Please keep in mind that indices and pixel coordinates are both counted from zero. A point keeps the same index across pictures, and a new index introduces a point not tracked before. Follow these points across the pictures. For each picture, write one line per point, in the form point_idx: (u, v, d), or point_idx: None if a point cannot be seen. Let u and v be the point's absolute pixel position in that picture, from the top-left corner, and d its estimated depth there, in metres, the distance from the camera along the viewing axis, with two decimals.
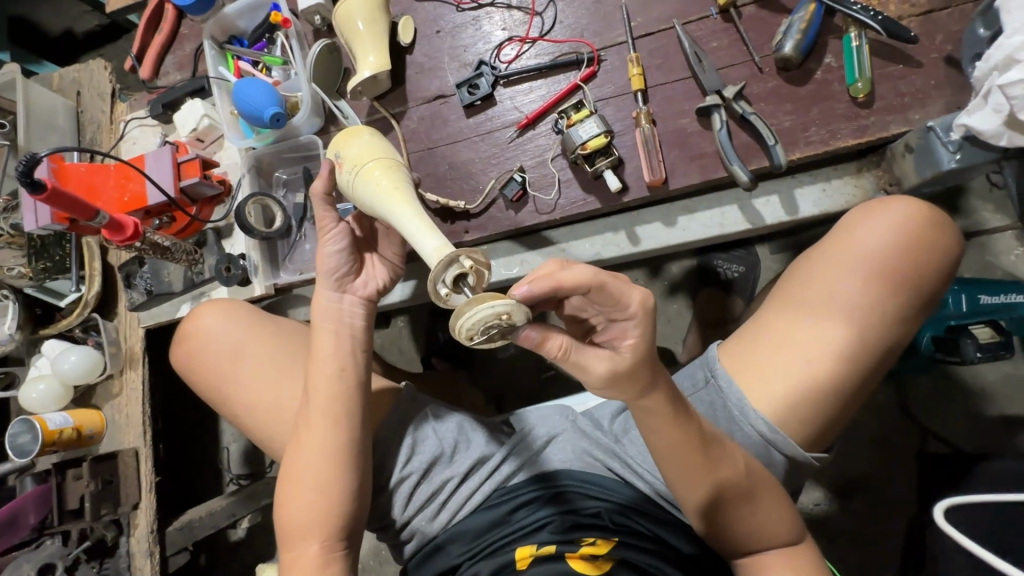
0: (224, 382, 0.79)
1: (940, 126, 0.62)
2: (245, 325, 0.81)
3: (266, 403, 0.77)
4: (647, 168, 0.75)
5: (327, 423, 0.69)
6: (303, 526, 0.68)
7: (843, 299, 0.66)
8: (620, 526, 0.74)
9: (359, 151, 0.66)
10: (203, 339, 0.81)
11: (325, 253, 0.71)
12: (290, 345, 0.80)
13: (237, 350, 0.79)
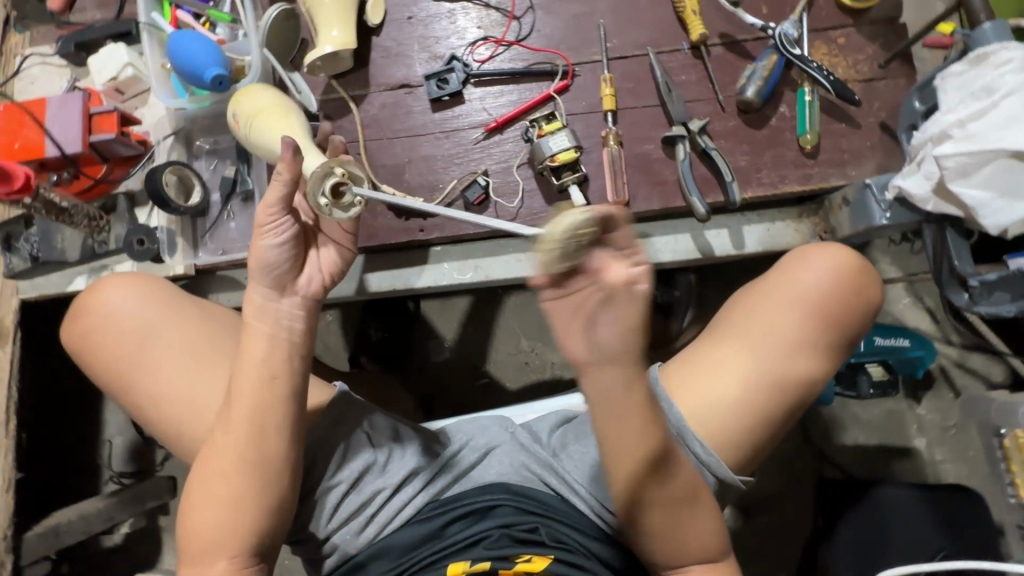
0: (127, 370, 0.69)
1: (876, 184, 0.67)
2: (160, 308, 0.71)
3: (175, 400, 0.69)
4: (612, 189, 0.76)
5: (250, 435, 0.63)
6: (209, 539, 0.63)
7: (780, 333, 0.70)
8: (556, 543, 0.73)
9: (257, 105, 0.71)
10: (108, 318, 0.71)
11: (262, 247, 0.66)
12: (209, 337, 0.71)
13: (146, 338, 0.70)
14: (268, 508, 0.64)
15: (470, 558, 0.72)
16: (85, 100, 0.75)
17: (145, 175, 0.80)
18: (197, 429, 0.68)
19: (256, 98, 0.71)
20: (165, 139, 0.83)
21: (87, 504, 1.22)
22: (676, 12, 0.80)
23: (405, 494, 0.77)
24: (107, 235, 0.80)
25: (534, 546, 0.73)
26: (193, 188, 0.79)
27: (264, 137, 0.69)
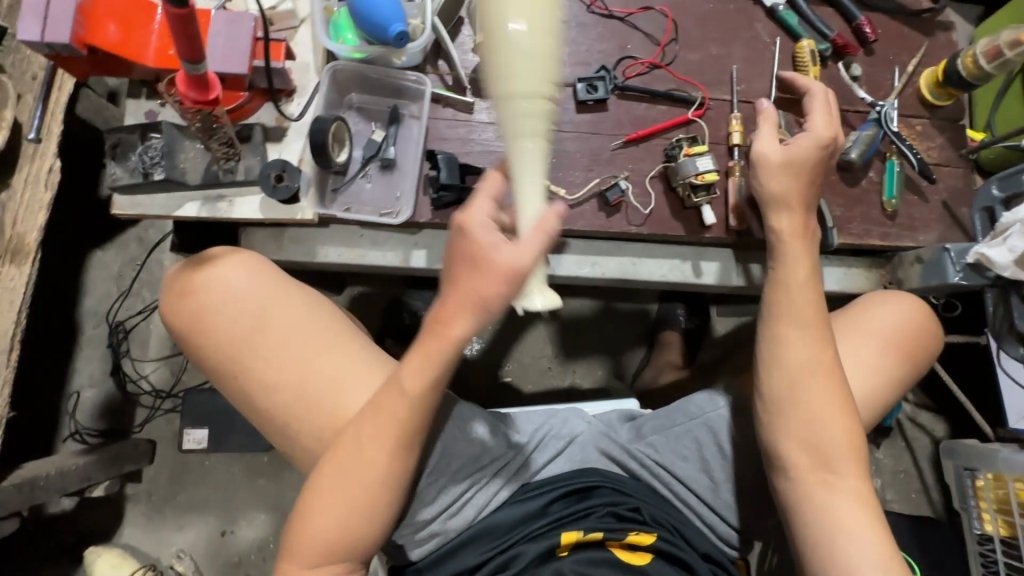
0: (238, 351, 0.68)
1: (954, 250, 0.81)
2: (274, 290, 0.71)
3: (289, 388, 0.68)
4: (738, 213, 0.84)
5: (379, 440, 0.61)
6: (334, 539, 0.62)
7: (865, 358, 0.82)
8: (657, 521, 0.77)
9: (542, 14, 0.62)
10: (221, 295, 0.69)
11: (477, 268, 0.55)
12: (323, 325, 0.71)
13: (264, 322, 0.69)
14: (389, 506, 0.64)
15: (581, 529, 0.73)
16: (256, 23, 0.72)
17: (284, 112, 0.78)
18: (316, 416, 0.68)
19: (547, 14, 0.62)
20: (310, 80, 0.80)
21: (68, 460, 1.10)
22: (798, 73, 0.91)
23: (501, 475, 0.78)
24: (235, 164, 0.75)
25: (639, 523, 0.75)
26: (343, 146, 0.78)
27: (523, 84, 0.60)
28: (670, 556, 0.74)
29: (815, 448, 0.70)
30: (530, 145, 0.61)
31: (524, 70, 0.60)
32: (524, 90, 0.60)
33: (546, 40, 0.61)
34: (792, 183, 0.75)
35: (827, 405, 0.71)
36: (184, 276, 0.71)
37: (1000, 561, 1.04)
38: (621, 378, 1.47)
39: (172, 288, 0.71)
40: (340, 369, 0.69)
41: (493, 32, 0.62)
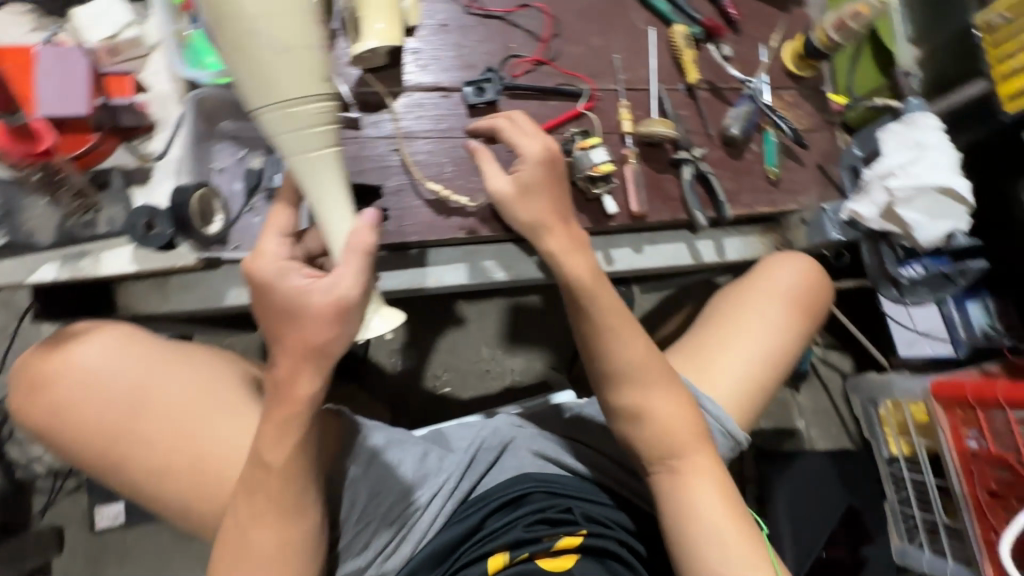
0: (117, 436, 0.62)
1: (831, 209, 0.89)
2: (156, 361, 0.65)
3: (183, 465, 0.63)
4: (636, 200, 0.87)
5: (280, 511, 0.62)
6: None
7: (764, 322, 0.88)
8: (589, 519, 0.78)
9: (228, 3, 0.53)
10: (84, 383, 0.62)
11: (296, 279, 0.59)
12: (215, 393, 0.66)
13: (141, 404, 0.63)
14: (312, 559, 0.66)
15: (508, 549, 0.73)
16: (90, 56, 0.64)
17: (146, 151, 0.70)
18: (221, 488, 0.64)
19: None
20: (169, 112, 0.72)
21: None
22: (676, 57, 0.95)
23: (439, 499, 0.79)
24: (95, 215, 0.67)
25: (567, 525, 0.76)
26: (215, 216, 0.72)
27: (300, 101, 0.56)
28: (598, 552, 0.76)
29: (662, 445, 0.73)
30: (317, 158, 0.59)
31: (287, 81, 0.55)
32: (297, 106, 0.56)
33: (305, 36, 0.55)
34: (544, 205, 0.72)
35: (669, 404, 0.74)
36: (34, 368, 0.63)
37: (906, 476, 1.16)
38: (559, 368, 1.49)
39: (24, 383, 0.64)
40: (241, 435, 0.65)
41: (258, 58, 0.54)
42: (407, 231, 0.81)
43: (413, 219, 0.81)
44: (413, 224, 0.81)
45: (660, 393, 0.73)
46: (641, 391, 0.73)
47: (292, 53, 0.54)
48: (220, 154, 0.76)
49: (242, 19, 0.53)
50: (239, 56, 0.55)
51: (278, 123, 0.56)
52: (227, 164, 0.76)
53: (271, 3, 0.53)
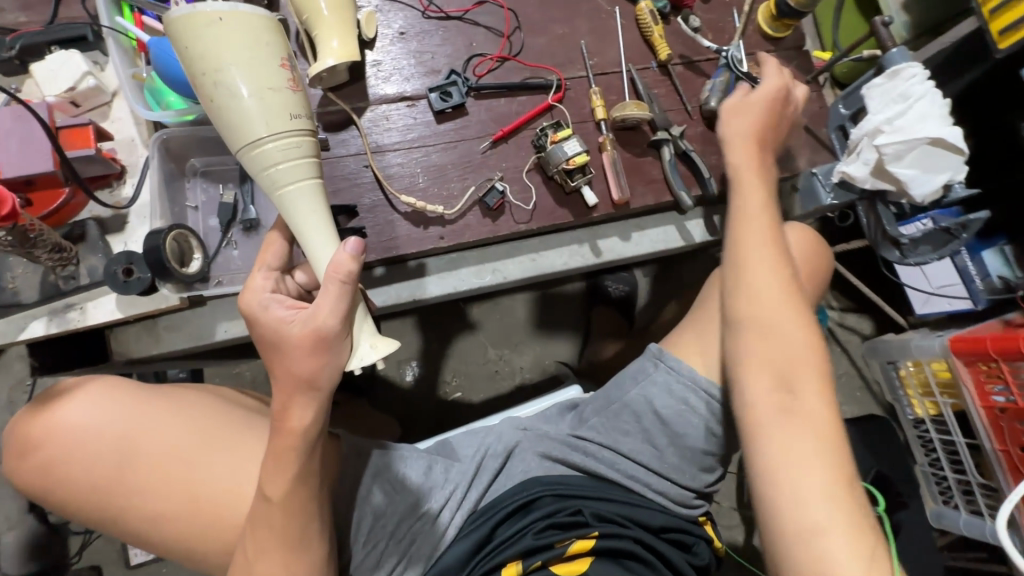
0: (107, 482, 0.63)
1: (822, 173, 0.85)
2: (142, 408, 0.66)
3: (178, 507, 0.64)
4: (617, 187, 0.84)
5: (280, 546, 0.61)
6: None
7: None
8: (599, 519, 0.77)
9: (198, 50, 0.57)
10: (78, 435, 0.64)
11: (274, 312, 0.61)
12: (207, 433, 0.67)
13: (132, 450, 0.64)
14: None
15: (521, 558, 0.73)
16: (49, 112, 0.65)
17: (119, 198, 0.71)
18: (219, 523, 0.65)
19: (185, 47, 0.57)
20: (137, 157, 0.73)
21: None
22: (645, 35, 0.92)
23: (446, 514, 0.79)
24: (75, 268, 0.68)
25: (578, 528, 0.75)
26: (192, 257, 0.72)
27: (275, 140, 0.59)
28: (612, 554, 0.75)
29: (779, 372, 0.69)
30: (296, 195, 0.61)
31: (257, 122, 0.57)
32: (272, 144, 0.58)
33: (270, 80, 0.58)
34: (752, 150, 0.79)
35: (797, 339, 0.71)
36: (27, 425, 0.65)
37: (935, 438, 1.12)
38: (568, 361, 1.48)
39: (17, 441, 0.65)
40: (235, 472, 0.66)
41: (230, 103, 0.57)
42: (387, 246, 0.80)
43: (392, 233, 0.80)
44: (391, 238, 0.80)
45: (781, 323, 0.71)
46: (775, 309, 0.72)
47: (267, 95, 0.58)
48: (194, 192, 0.77)
49: (217, 68, 0.57)
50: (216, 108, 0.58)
51: (255, 162, 0.59)
52: (201, 201, 0.77)
53: (239, 53, 0.57)
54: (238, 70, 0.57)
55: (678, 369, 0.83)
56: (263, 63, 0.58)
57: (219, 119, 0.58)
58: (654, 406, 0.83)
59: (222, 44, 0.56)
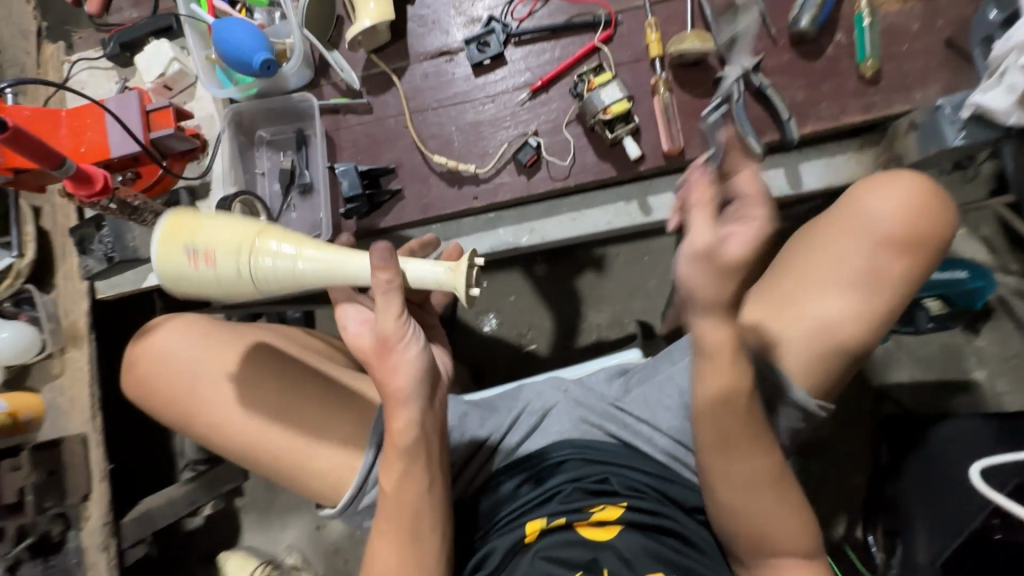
0: (189, 399, 0.73)
1: (949, 104, 0.66)
2: (217, 344, 0.74)
3: (257, 430, 0.72)
4: (668, 136, 0.75)
5: (400, 537, 0.67)
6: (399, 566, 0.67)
7: (848, 264, 0.69)
8: (629, 490, 0.73)
9: (179, 260, 0.61)
10: (173, 364, 0.74)
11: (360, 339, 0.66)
12: (278, 368, 0.74)
13: (215, 375, 0.73)
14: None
15: (546, 515, 0.72)
16: (141, 98, 0.77)
17: (205, 169, 0.83)
18: (279, 441, 0.72)
19: (170, 258, 0.61)
20: (217, 132, 0.84)
21: (173, 490, 1.24)
22: None
23: (476, 462, 0.80)
24: None
25: (607, 496, 0.72)
26: (259, 219, 0.82)
27: (267, 270, 0.61)
28: (646, 526, 0.70)
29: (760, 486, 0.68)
30: (303, 264, 0.61)
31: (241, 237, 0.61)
32: (270, 260, 0.61)
33: (242, 230, 0.61)
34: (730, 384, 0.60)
35: (805, 349, 0.68)
36: (132, 352, 0.75)
37: None
38: (650, 321, 1.39)
39: (129, 368, 0.76)
40: (295, 408, 0.73)
41: (223, 279, 0.61)
42: (424, 206, 0.82)
43: (428, 193, 0.82)
44: (427, 199, 0.81)
45: (789, 312, 0.70)
46: (779, 312, 0.71)
47: (242, 248, 0.61)
48: (260, 160, 0.86)
49: (205, 260, 0.61)
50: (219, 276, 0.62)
51: (269, 278, 0.61)
52: (267, 167, 0.85)
53: (207, 246, 0.61)
54: (208, 244, 0.61)
55: None
56: (225, 231, 0.62)
57: (220, 290, 0.62)
58: None
59: (187, 231, 0.61)
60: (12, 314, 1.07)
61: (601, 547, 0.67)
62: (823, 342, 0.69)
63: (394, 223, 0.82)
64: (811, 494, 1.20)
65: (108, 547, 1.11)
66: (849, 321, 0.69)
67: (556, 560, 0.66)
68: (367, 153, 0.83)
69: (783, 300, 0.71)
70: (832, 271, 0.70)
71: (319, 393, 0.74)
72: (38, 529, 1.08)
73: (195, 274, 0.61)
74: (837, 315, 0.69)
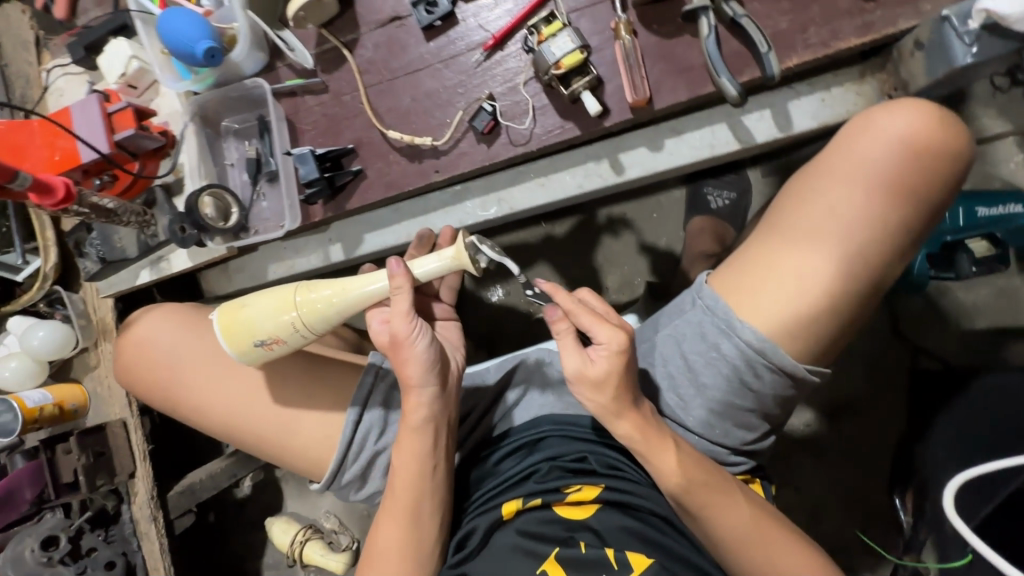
0: (171, 385, 0.77)
1: (956, 15, 0.57)
2: (196, 336, 0.78)
3: (236, 413, 0.76)
4: (630, 86, 0.68)
5: (401, 515, 0.66)
6: (388, 542, 0.66)
7: (843, 214, 0.63)
8: (608, 469, 0.69)
9: (246, 344, 0.66)
10: (158, 353, 0.78)
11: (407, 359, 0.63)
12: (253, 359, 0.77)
13: (195, 362, 0.77)
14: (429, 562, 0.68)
15: (521, 496, 0.68)
16: (101, 101, 0.79)
17: (175, 165, 0.84)
18: (258, 423, 0.75)
19: (244, 350, 0.66)
20: (183, 127, 0.85)
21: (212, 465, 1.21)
22: None
23: (458, 436, 0.77)
24: (155, 228, 0.86)
25: (585, 475, 0.69)
26: (232, 211, 0.82)
27: (322, 317, 0.64)
28: (624, 503, 0.67)
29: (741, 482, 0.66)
30: (354, 295, 0.63)
31: (272, 305, 0.64)
32: (307, 300, 0.63)
33: (278, 295, 0.64)
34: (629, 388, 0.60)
35: (795, 309, 0.64)
36: (122, 341, 0.81)
37: None
38: None
39: (120, 358, 0.81)
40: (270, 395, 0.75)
41: (297, 342, 0.65)
42: (387, 185, 0.79)
43: (389, 171, 0.78)
44: (389, 178, 0.78)
45: (779, 271, 0.65)
46: (770, 272, 0.66)
47: (294, 318, 0.64)
48: (229, 150, 0.86)
49: (264, 335, 0.65)
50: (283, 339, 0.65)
51: (314, 312, 0.63)
52: (236, 158, 0.85)
53: (262, 328, 0.64)
54: (266, 332, 0.64)
55: (720, 309, 0.67)
56: (266, 310, 0.64)
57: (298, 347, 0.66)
58: (681, 351, 0.70)
59: (241, 329, 0.65)
60: (49, 314, 1.03)
61: (578, 529, 0.65)
62: (817, 302, 0.64)
63: (359, 205, 0.80)
64: (840, 454, 1.13)
65: (156, 519, 1.09)
66: (835, 277, 0.63)
67: (536, 538, 0.65)
68: (327, 135, 0.80)
69: (766, 257, 0.66)
70: (824, 222, 0.64)
71: (295, 381, 0.75)
72: (95, 503, 1.08)
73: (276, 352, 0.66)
74: (827, 269, 0.63)
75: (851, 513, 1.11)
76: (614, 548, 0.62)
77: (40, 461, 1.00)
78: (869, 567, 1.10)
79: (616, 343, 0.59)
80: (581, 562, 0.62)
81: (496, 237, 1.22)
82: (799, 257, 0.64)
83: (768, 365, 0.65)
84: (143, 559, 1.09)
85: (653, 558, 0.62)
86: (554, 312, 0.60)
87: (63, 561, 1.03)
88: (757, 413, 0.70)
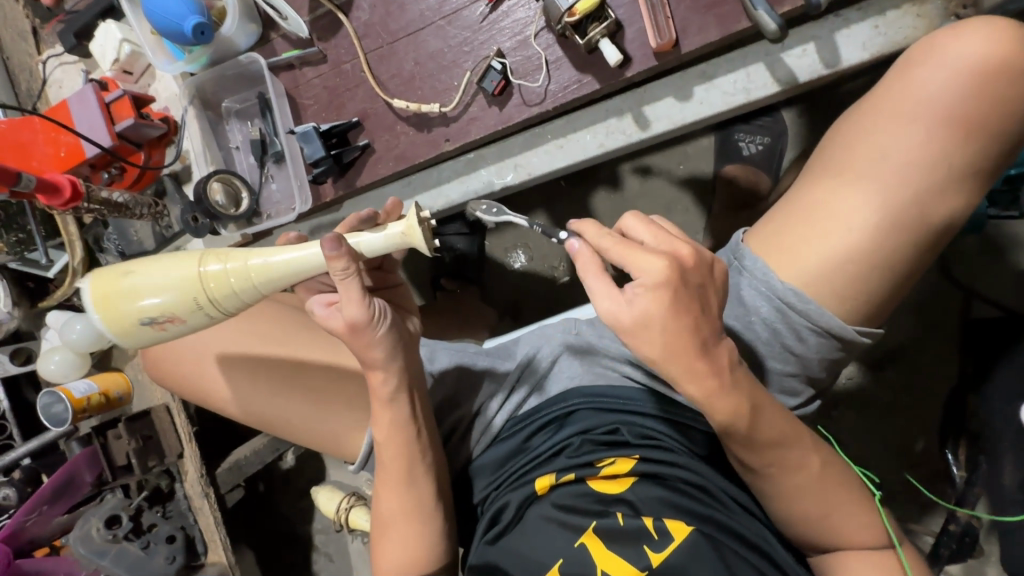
0: (202, 377, 0.78)
1: None
2: (218, 331, 0.78)
3: (264, 403, 0.76)
4: (653, 30, 0.62)
5: (404, 475, 0.66)
6: (412, 511, 0.66)
7: (896, 155, 0.56)
8: (642, 439, 0.66)
9: (133, 320, 0.59)
10: (190, 345, 0.78)
11: (374, 337, 0.60)
12: (280, 350, 0.77)
13: (212, 358, 0.78)
14: (439, 526, 0.68)
15: (554, 471, 0.66)
16: (97, 91, 0.76)
17: (180, 152, 0.82)
18: (288, 413, 0.75)
19: (135, 331, 0.60)
20: (183, 111, 0.82)
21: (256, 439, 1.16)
22: None
23: (487, 412, 0.75)
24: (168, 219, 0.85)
25: (618, 447, 0.65)
26: (243, 197, 0.79)
27: (224, 298, 0.59)
28: (659, 475, 0.63)
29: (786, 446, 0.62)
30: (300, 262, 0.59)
31: (169, 284, 0.58)
32: (217, 280, 0.58)
33: (183, 280, 0.58)
34: None
35: (841, 266, 0.58)
36: None
37: None
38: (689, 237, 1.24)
39: (147, 353, 0.82)
40: (299, 388, 0.76)
41: (201, 322, 0.60)
42: (396, 159, 0.74)
43: (397, 143, 0.74)
44: (397, 150, 0.74)
45: (823, 226, 0.59)
46: (811, 228, 0.60)
47: (189, 301, 0.59)
48: (232, 133, 0.82)
49: (162, 314, 0.59)
50: (191, 317, 0.60)
51: (228, 292, 0.59)
52: (240, 140, 0.82)
53: (163, 307, 0.59)
54: (159, 306, 0.59)
55: (756, 268, 0.62)
56: (163, 285, 0.58)
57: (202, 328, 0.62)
58: (717, 316, 0.66)
59: (129, 309, 0.59)
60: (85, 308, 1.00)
61: (612, 502, 0.62)
62: (869, 256, 0.58)
63: (369, 180, 0.75)
64: (888, 406, 1.08)
65: (209, 495, 1.04)
66: (887, 230, 0.57)
67: (571, 511, 0.63)
68: (330, 108, 0.76)
69: (810, 210, 0.60)
70: (872, 168, 0.57)
71: (325, 367, 0.76)
72: (150, 483, 1.03)
73: (177, 330, 0.61)
74: (880, 221, 0.57)
75: (896, 465, 1.08)
76: (651, 517, 0.60)
77: (94, 445, 0.96)
78: (916, 519, 1.07)
79: (653, 275, 0.48)
80: (619, 534, 0.59)
81: (514, 201, 1.17)
82: (846, 208, 0.58)
83: (811, 327, 0.61)
84: (201, 532, 1.05)
85: (693, 525, 0.59)
86: (576, 245, 0.52)
87: (126, 537, 0.98)
88: (802, 377, 0.65)
